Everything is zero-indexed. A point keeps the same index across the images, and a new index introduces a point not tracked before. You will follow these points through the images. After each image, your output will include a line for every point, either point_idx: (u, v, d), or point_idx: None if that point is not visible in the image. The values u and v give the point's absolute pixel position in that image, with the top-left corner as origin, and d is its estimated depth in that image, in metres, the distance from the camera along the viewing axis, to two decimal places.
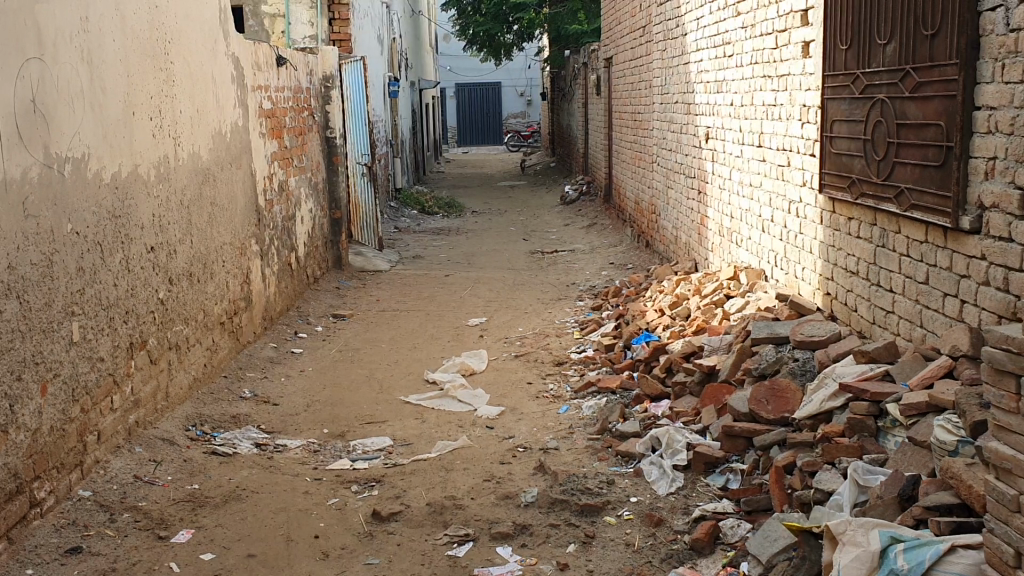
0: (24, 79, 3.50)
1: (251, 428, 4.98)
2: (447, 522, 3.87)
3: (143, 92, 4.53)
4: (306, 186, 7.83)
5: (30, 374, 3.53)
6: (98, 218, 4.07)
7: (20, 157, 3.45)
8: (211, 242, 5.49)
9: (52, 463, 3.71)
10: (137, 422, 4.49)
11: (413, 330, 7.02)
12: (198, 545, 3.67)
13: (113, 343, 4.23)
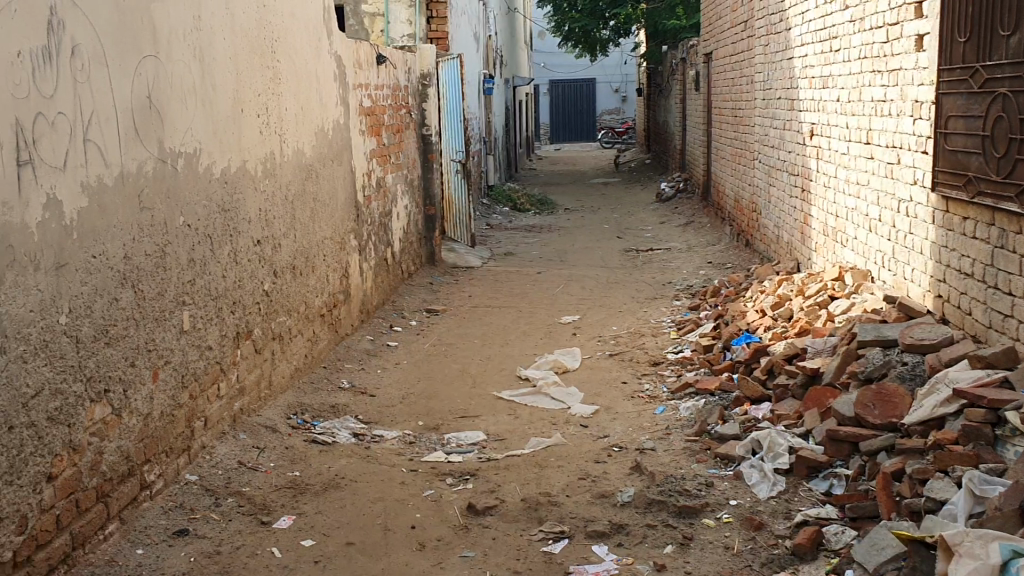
0: (141, 76, 3.62)
1: (349, 418, 5.06)
2: (543, 519, 3.85)
3: (252, 89, 4.64)
4: (402, 182, 7.93)
5: (143, 360, 3.66)
6: (208, 211, 4.18)
7: (136, 152, 3.57)
8: (313, 236, 5.61)
9: (162, 448, 3.84)
10: (242, 410, 4.61)
11: (506, 326, 7.05)
12: (299, 531, 3.75)
13: (221, 333, 4.35)
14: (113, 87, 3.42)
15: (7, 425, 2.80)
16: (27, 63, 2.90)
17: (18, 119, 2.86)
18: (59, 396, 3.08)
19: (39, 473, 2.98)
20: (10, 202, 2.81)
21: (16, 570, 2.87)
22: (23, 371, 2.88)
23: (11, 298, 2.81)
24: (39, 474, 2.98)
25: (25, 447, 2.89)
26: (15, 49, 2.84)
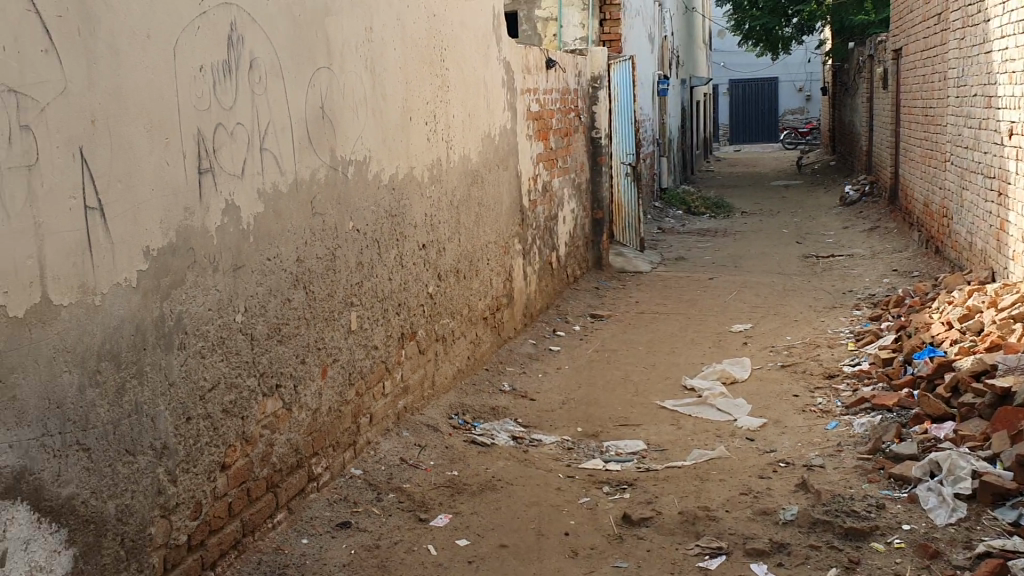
0: (315, 87, 3.80)
1: (509, 421, 5.12)
2: (700, 533, 3.75)
3: (420, 97, 4.78)
4: (570, 186, 7.95)
5: (313, 357, 3.83)
6: (377, 216, 4.33)
7: (309, 160, 3.75)
8: (478, 240, 5.71)
9: (329, 442, 4.01)
10: (405, 408, 4.75)
11: (673, 333, 6.92)
12: (455, 530, 3.81)
13: (386, 333, 4.50)
14: (289, 98, 3.61)
15: (185, 416, 3.00)
16: (208, 77, 3.10)
17: (200, 130, 3.06)
18: (234, 390, 3.27)
19: (213, 462, 3.18)
20: (192, 208, 3.00)
21: (190, 553, 3.07)
22: (201, 365, 3.07)
23: (191, 298, 3.01)
24: (213, 463, 3.17)
25: (201, 437, 3.09)
26: (197, 64, 3.04)
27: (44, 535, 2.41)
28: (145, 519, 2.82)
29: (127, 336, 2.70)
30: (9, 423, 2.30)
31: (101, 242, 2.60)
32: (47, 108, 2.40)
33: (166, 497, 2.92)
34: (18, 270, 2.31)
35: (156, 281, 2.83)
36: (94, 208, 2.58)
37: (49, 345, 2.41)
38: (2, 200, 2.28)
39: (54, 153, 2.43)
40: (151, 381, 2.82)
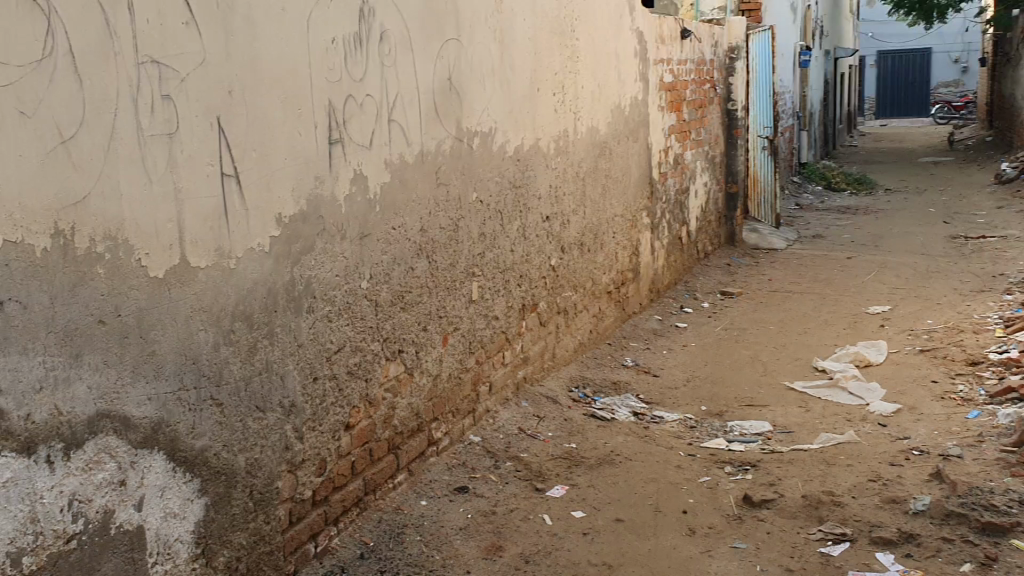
0: (443, 59, 3.84)
1: (631, 396, 5.09)
2: (823, 518, 3.63)
3: (548, 68, 4.76)
4: (702, 160, 7.78)
5: (435, 325, 3.90)
6: (501, 186, 4.36)
7: (436, 131, 3.80)
8: (604, 212, 5.67)
9: (449, 408, 4.09)
10: (525, 378, 4.80)
11: (805, 313, 6.70)
12: (571, 502, 3.83)
13: (508, 304, 4.54)
14: (417, 70, 3.66)
15: (312, 376, 3.12)
16: (340, 49, 3.18)
17: (331, 101, 3.14)
18: (358, 353, 3.37)
19: (338, 422, 3.29)
20: (322, 177, 3.10)
21: (314, 507, 3.21)
22: (328, 329, 3.18)
23: (319, 264, 3.11)
24: (337, 423, 3.29)
25: (327, 397, 3.21)
26: (330, 36, 3.11)
27: (178, 483, 2.56)
28: (273, 474, 2.95)
29: (259, 298, 2.82)
30: (149, 376, 2.44)
31: (236, 207, 2.71)
32: (187, 79, 2.51)
33: (293, 453, 3.05)
34: (158, 233, 2.44)
35: (287, 247, 2.94)
36: (230, 176, 2.69)
37: (187, 305, 2.54)
38: (145, 167, 2.40)
39: (193, 122, 2.55)
40: (280, 342, 2.94)
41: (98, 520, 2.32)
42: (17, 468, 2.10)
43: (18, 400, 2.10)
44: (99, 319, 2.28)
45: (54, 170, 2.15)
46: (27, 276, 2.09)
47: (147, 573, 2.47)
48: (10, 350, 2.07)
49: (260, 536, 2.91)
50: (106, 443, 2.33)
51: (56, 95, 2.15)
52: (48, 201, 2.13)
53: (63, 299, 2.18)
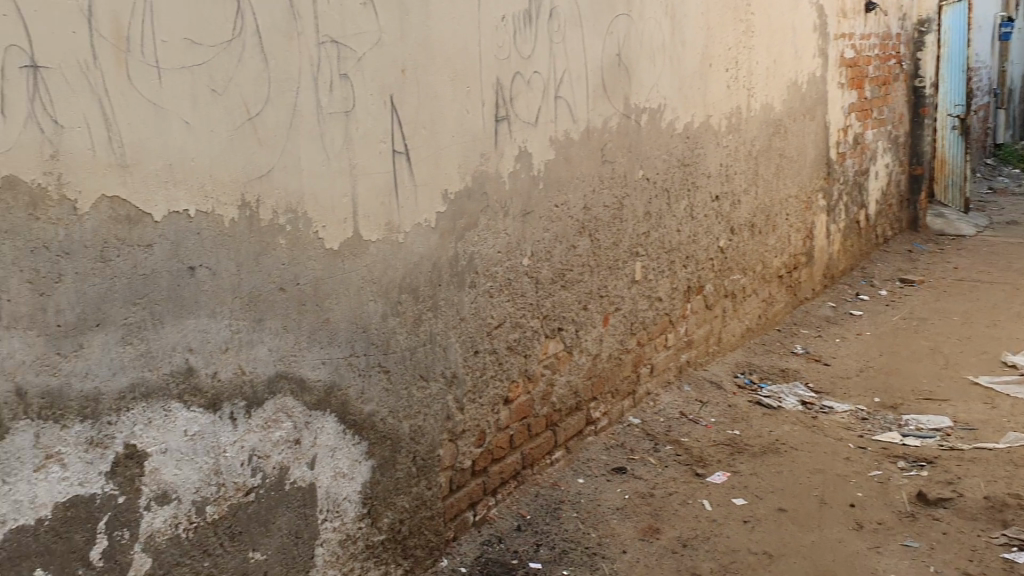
0: (612, 35, 3.80)
1: (799, 385, 4.92)
2: (1007, 522, 3.40)
3: (721, 43, 4.63)
4: (885, 139, 7.38)
5: (596, 305, 3.90)
6: (669, 164, 4.29)
7: (603, 108, 3.78)
8: (777, 193, 5.48)
9: (608, 388, 4.09)
10: (688, 362, 4.73)
11: (995, 304, 6.26)
12: (732, 489, 3.75)
13: (672, 285, 4.48)
14: (585, 47, 3.65)
15: (473, 349, 3.18)
16: (510, 26, 3.20)
17: (499, 79, 3.18)
18: (519, 329, 3.42)
19: (498, 396, 3.35)
20: (489, 153, 3.15)
21: (473, 477, 3.28)
22: (489, 304, 3.24)
23: (483, 239, 3.16)
24: (497, 396, 3.35)
25: (487, 371, 3.27)
26: (500, 14, 3.14)
27: (347, 446, 2.67)
28: (435, 442, 3.04)
29: (425, 271, 2.90)
30: (323, 342, 2.56)
31: (406, 182, 2.79)
32: (363, 58, 2.60)
33: (454, 424, 3.12)
34: (334, 207, 2.55)
35: (453, 222, 3.01)
36: (401, 152, 2.78)
37: (358, 276, 2.65)
38: (323, 143, 2.51)
39: (368, 100, 2.64)
40: (444, 315, 3.01)
41: (274, 476, 2.46)
42: (204, 422, 2.25)
43: (206, 359, 2.25)
44: (280, 286, 2.41)
45: (242, 145, 2.28)
46: (216, 244, 2.23)
47: (318, 529, 2.60)
48: (199, 312, 2.22)
49: (422, 502, 3.00)
50: (283, 403, 2.46)
51: (244, 74, 2.27)
52: (235, 174, 2.27)
53: (247, 267, 2.32)
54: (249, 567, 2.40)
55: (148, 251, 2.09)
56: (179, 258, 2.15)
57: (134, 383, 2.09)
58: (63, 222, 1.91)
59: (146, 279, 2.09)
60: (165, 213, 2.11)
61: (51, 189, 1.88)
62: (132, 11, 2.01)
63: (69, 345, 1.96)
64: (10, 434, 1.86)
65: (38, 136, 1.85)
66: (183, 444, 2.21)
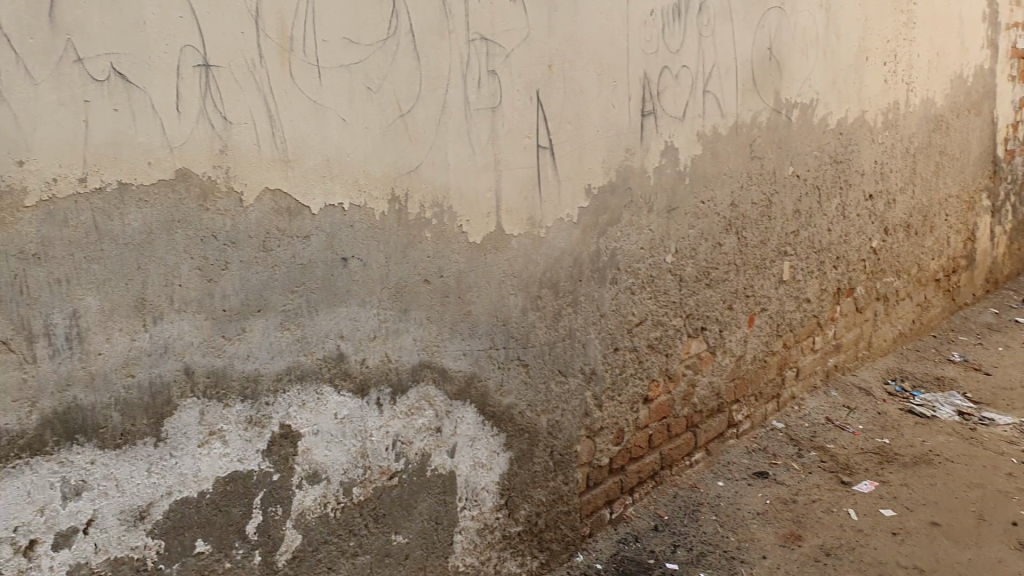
0: (764, 28, 3.71)
1: (956, 394, 4.66)
2: None
3: (880, 35, 4.44)
4: None
5: (740, 305, 3.83)
6: (820, 161, 4.16)
7: (752, 104, 3.70)
8: (937, 193, 5.22)
9: (751, 390, 4.02)
10: (836, 367, 4.60)
11: None
12: (881, 499, 3.60)
13: (821, 287, 4.35)
14: (735, 40, 3.57)
15: (614, 346, 3.17)
16: (658, 20, 3.18)
17: (646, 73, 3.16)
18: (660, 327, 3.40)
19: (637, 394, 3.34)
20: (634, 148, 3.13)
21: (611, 475, 3.29)
22: (631, 301, 3.22)
23: (626, 235, 3.15)
24: (636, 394, 3.34)
25: (627, 368, 3.26)
26: (649, 8, 3.12)
27: (487, 436, 2.72)
28: (573, 437, 3.05)
29: (567, 266, 2.92)
30: (465, 333, 2.61)
31: (550, 178, 2.82)
32: (511, 54, 2.64)
33: (593, 420, 3.13)
34: (479, 201, 2.60)
35: (596, 218, 3.01)
36: (546, 147, 2.80)
37: (501, 269, 2.69)
38: (470, 138, 2.56)
39: (515, 96, 2.67)
40: (585, 310, 3.02)
41: (417, 462, 2.53)
42: (352, 406, 2.34)
43: (355, 346, 2.34)
44: (425, 278, 2.48)
45: (393, 140, 2.36)
46: (367, 237, 2.32)
47: (457, 516, 2.66)
48: (351, 301, 2.31)
49: (559, 496, 3.02)
50: (426, 392, 2.53)
51: (397, 71, 2.35)
52: (386, 169, 2.34)
53: (396, 258, 2.39)
54: (391, 549, 2.48)
55: (305, 242, 2.18)
56: (332, 249, 2.25)
57: (290, 366, 2.20)
58: (230, 214, 2.02)
59: (303, 268, 2.19)
60: (320, 206, 2.20)
61: (220, 182, 1.99)
62: (296, 12, 2.11)
63: (233, 328, 2.07)
64: (179, 411, 1.99)
65: (209, 131, 1.97)
66: (333, 427, 2.31)
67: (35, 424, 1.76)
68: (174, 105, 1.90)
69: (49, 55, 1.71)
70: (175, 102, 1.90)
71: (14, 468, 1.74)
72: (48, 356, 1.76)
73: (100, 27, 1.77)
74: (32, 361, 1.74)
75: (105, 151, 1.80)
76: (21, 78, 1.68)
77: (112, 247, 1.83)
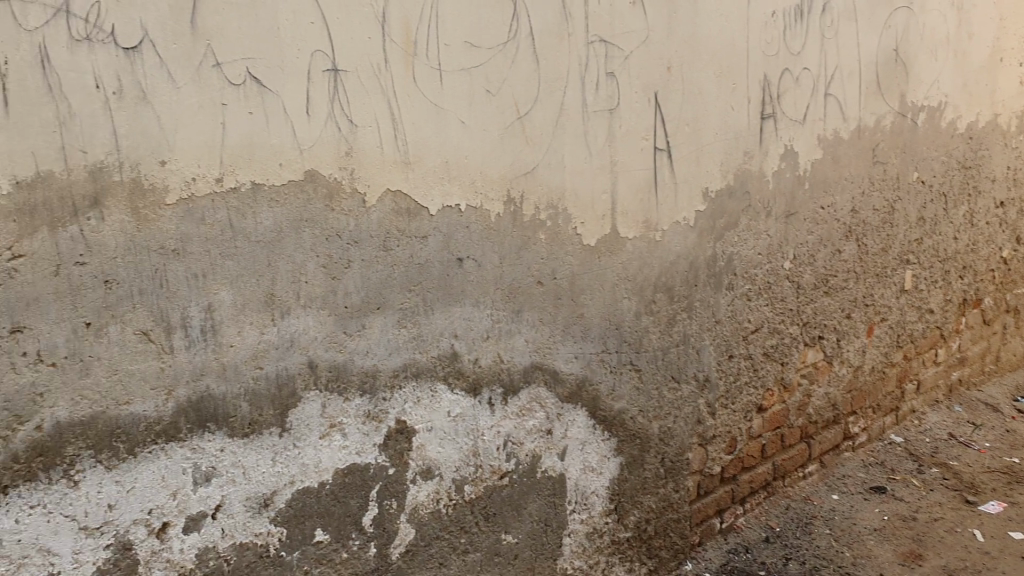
0: (891, 29, 3.60)
1: None
2: None
3: (1016, 35, 4.24)
4: None
5: (859, 314, 3.72)
6: (948, 167, 4.00)
7: (876, 107, 3.59)
8: None
9: (869, 403, 3.91)
10: (960, 381, 4.44)
11: None
12: (1009, 521, 3.44)
13: (945, 297, 4.18)
14: (860, 41, 3.47)
15: (728, 353, 3.12)
16: (780, 22, 3.11)
17: (767, 75, 3.10)
18: (776, 334, 3.33)
19: (750, 402, 3.28)
20: (752, 152, 3.08)
21: (722, 483, 3.24)
22: (746, 308, 3.17)
23: (742, 240, 3.10)
24: (750, 403, 3.28)
25: (741, 376, 3.20)
26: (770, 9, 3.06)
27: (597, 440, 2.72)
28: (684, 444, 3.01)
29: (681, 271, 2.89)
30: (578, 336, 2.61)
31: (666, 181, 2.79)
32: (630, 56, 2.63)
33: (704, 428, 3.09)
34: (594, 203, 2.60)
35: (712, 222, 2.97)
36: (663, 150, 2.78)
37: (614, 273, 2.68)
38: (587, 141, 2.56)
39: (633, 98, 2.66)
40: (699, 316, 2.98)
41: (528, 463, 2.54)
42: (465, 405, 2.38)
43: (469, 345, 2.37)
44: (538, 280, 2.49)
45: (510, 143, 2.38)
46: (483, 238, 2.35)
47: (567, 519, 2.66)
48: (466, 301, 2.34)
49: (669, 503, 2.99)
50: (537, 394, 2.54)
51: (516, 74, 2.37)
52: (503, 171, 2.37)
53: (510, 260, 2.41)
54: (501, 548, 2.50)
55: (423, 242, 2.23)
56: (449, 250, 2.28)
57: (406, 363, 2.25)
58: (353, 214, 2.08)
59: (422, 267, 2.24)
60: (439, 207, 2.24)
61: (345, 183, 2.05)
62: (420, 17, 2.15)
63: (354, 325, 2.13)
64: (302, 403, 2.06)
65: (335, 133, 2.03)
66: (447, 425, 2.34)
67: (171, 411, 1.84)
68: (303, 108, 1.97)
69: (190, 60, 1.78)
70: (305, 105, 1.97)
71: (151, 452, 1.82)
72: (184, 347, 1.84)
73: (238, 33, 1.84)
74: (170, 351, 1.82)
75: (239, 153, 1.88)
76: (164, 82, 1.75)
77: (244, 244, 1.91)
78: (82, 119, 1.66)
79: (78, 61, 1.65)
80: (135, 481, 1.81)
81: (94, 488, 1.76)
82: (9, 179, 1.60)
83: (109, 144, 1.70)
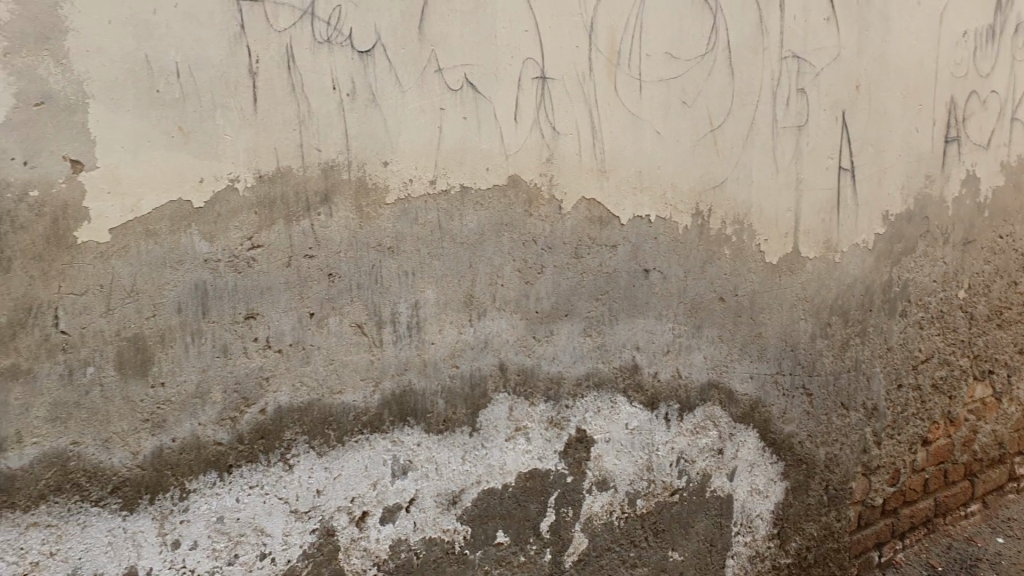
0: None
1: None
2: None
3: None
4: None
5: None
6: None
7: None
8: None
9: None
10: None
11: None
12: None
13: None
14: None
15: (898, 382, 3.03)
16: (971, 42, 3.01)
17: (954, 96, 3.00)
18: (947, 366, 3.21)
19: (918, 434, 3.16)
20: (935, 175, 2.98)
21: (883, 516, 3.13)
22: (919, 336, 3.06)
23: (920, 266, 3.00)
24: (916, 435, 3.16)
25: (909, 406, 3.09)
26: (961, 29, 2.96)
27: (766, 463, 2.66)
28: (850, 473, 2.93)
29: (858, 294, 2.81)
30: (754, 356, 2.57)
31: (848, 200, 2.73)
32: (821, 73, 2.58)
33: (870, 457, 2.99)
34: (778, 221, 2.56)
35: (891, 245, 2.88)
36: (847, 169, 2.72)
37: (794, 292, 2.63)
38: (775, 156, 2.53)
39: (822, 116, 2.61)
40: (873, 342, 2.90)
41: (698, 482, 2.51)
42: (642, 418, 2.37)
43: (649, 358, 2.36)
44: (719, 295, 2.46)
45: (701, 155, 2.37)
46: (670, 251, 2.34)
47: (731, 541, 2.62)
48: (649, 313, 2.34)
49: (831, 532, 2.91)
50: (712, 412, 2.51)
51: (712, 87, 2.35)
52: (693, 184, 2.35)
53: (694, 273, 2.40)
54: (667, 565, 2.48)
55: (612, 252, 2.23)
56: (636, 261, 2.28)
57: (590, 371, 2.25)
58: (550, 220, 2.10)
59: (610, 277, 2.24)
60: (630, 217, 2.25)
61: (544, 190, 2.08)
62: (625, 28, 2.17)
63: (544, 331, 2.15)
64: (491, 404, 2.09)
65: (540, 141, 2.05)
66: (624, 436, 2.34)
67: (376, 403, 1.90)
68: (513, 115, 2.00)
69: (415, 65, 1.84)
70: (514, 112, 2.00)
71: (357, 442, 1.88)
72: (392, 341, 1.90)
73: (459, 40, 1.89)
74: (380, 345, 1.88)
75: (453, 157, 1.92)
76: (392, 86, 1.81)
77: (450, 245, 1.95)
78: (319, 119, 1.73)
79: (319, 63, 1.72)
80: (341, 468, 1.87)
81: (305, 473, 1.82)
82: (253, 172, 1.68)
83: (341, 144, 1.77)
